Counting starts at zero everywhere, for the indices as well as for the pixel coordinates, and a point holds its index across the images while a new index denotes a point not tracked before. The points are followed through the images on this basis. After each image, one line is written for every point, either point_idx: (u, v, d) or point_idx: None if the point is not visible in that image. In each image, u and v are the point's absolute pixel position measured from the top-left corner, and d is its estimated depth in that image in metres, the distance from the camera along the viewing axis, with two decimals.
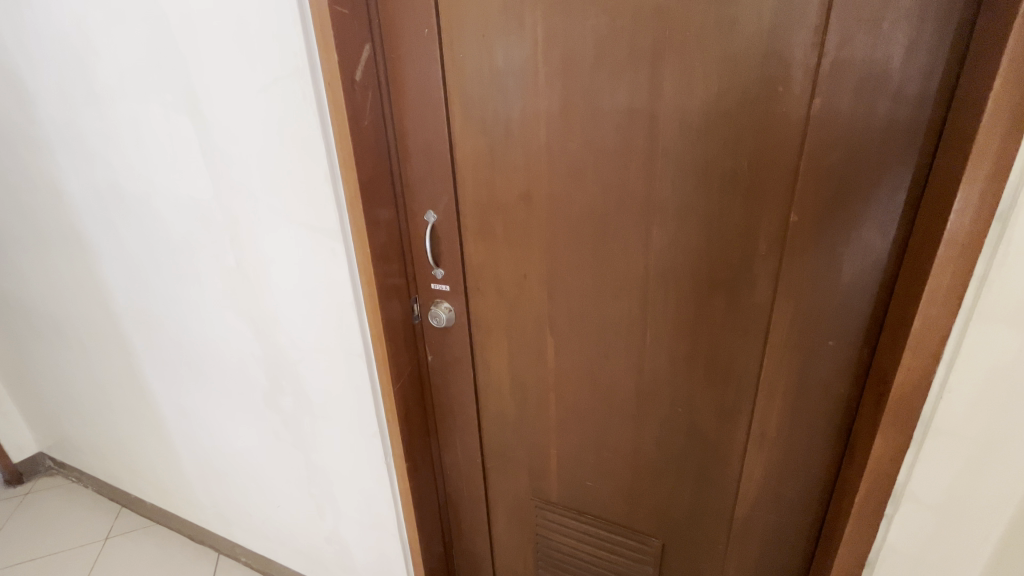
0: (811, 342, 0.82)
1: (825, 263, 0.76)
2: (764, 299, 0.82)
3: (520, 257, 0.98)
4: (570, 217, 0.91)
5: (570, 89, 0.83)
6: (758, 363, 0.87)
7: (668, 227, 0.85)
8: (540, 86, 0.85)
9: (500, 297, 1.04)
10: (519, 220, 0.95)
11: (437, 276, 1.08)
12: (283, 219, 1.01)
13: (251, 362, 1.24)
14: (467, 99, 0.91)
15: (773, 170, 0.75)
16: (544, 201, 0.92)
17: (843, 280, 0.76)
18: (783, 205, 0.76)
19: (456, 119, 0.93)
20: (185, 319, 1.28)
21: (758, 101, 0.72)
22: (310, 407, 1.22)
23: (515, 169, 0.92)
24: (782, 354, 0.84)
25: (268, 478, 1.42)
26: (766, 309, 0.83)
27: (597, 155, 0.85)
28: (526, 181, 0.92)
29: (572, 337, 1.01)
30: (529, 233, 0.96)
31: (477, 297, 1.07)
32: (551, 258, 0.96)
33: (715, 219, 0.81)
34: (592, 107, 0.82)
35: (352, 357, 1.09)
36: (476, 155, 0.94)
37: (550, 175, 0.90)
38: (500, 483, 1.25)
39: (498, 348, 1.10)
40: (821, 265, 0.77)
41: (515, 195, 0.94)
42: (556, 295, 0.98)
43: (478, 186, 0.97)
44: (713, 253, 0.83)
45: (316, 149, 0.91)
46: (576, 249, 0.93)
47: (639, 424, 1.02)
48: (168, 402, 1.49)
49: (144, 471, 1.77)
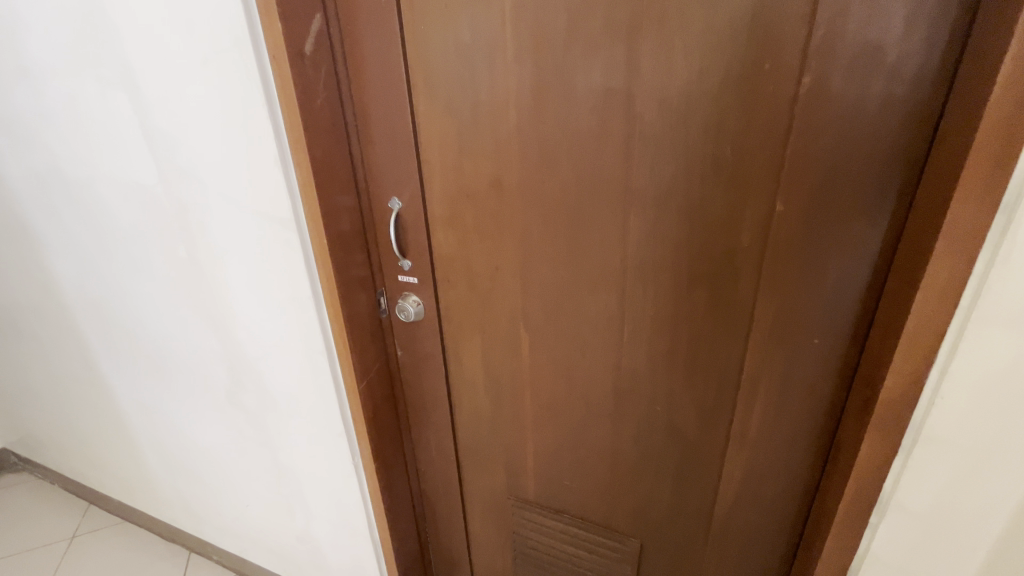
0: (796, 342, 0.77)
1: (812, 258, 0.71)
2: (744, 295, 0.77)
3: (492, 249, 0.92)
4: (543, 206, 0.85)
5: (540, 64, 0.76)
6: (740, 363, 0.82)
7: (646, 218, 0.79)
8: (509, 63, 0.77)
9: (469, 290, 0.98)
10: (491, 211, 0.89)
11: (404, 267, 1.01)
12: (233, 207, 0.93)
13: (210, 357, 1.17)
14: (431, 80, 0.83)
15: (755, 156, 0.69)
16: (515, 189, 0.85)
17: (830, 278, 0.71)
18: (767, 197, 0.70)
19: (421, 99, 0.85)
20: (139, 311, 1.20)
21: (743, 80, 0.66)
22: (274, 404, 1.15)
23: (483, 154, 0.85)
24: (767, 352, 0.79)
25: (236, 478, 1.37)
26: (747, 307, 0.78)
27: (570, 139, 0.78)
28: (495, 166, 0.85)
29: (547, 333, 0.95)
30: (500, 223, 0.89)
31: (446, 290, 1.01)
32: (524, 250, 0.90)
33: (694, 209, 0.75)
34: (566, 85, 0.75)
35: (314, 355, 1.02)
36: (440, 139, 0.87)
37: (521, 162, 0.83)
38: (476, 482, 1.20)
39: (470, 344, 1.04)
40: (810, 260, 0.71)
41: (484, 181, 0.87)
42: (530, 288, 0.92)
43: (445, 172, 0.90)
44: (692, 246, 0.77)
45: (263, 130, 0.83)
46: (549, 241, 0.87)
47: (616, 424, 0.98)
48: (128, 398, 1.42)
49: (109, 468, 1.69)
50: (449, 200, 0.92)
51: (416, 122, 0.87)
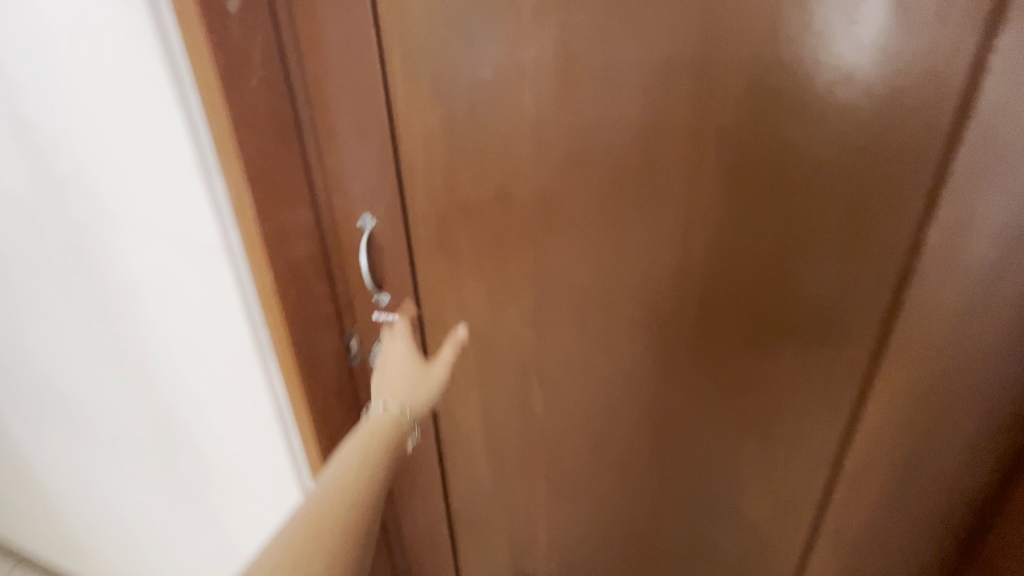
0: (877, 408, 0.58)
1: (906, 304, 0.52)
2: (806, 347, 0.58)
3: (498, 282, 0.70)
4: (569, 229, 0.62)
5: (571, 24, 0.53)
6: (799, 431, 0.62)
7: (682, 237, 0.58)
8: (526, 23, 0.54)
9: (466, 330, 0.75)
10: (496, 227, 0.66)
11: (381, 303, 0.77)
12: (143, 229, 0.69)
13: (130, 415, 0.91)
14: (414, 49, 0.59)
15: (836, 165, 0.49)
16: (530, 204, 0.63)
17: (932, 328, 0.52)
18: (849, 219, 0.51)
19: (400, 76, 0.61)
20: (33, 359, 0.94)
21: (887, 53, 0.45)
22: (216, 473, 0.91)
23: (486, 156, 0.62)
24: (836, 420, 0.60)
25: (177, 552, 1.12)
26: (811, 363, 0.58)
27: (610, 132, 0.56)
28: (503, 173, 0.62)
29: (571, 389, 0.73)
30: (509, 249, 0.67)
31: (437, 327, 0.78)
32: (541, 280, 0.67)
33: (742, 230, 0.55)
34: (609, 54, 0.52)
35: (263, 418, 0.79)
36: (426, 132, 0.63)
37: (540, 168, 0.61)
38: (474, 559, 0.98)
39: (468, 399, 0.81)
40: (907, 306, 0.52)
41: (487, 192, 0.64)
42: (548, 333, 0.70)
43: (433, 181, 0.66)
44: (736, 283, 0.58)
45: (176, 125, 0.60)
46: (577, 275, 0.65)
47: (658, 501, 0.76)
48: (35, 457, 1.14)
49: (25, 534, 1.41)
50: (441, 214, 0.68)
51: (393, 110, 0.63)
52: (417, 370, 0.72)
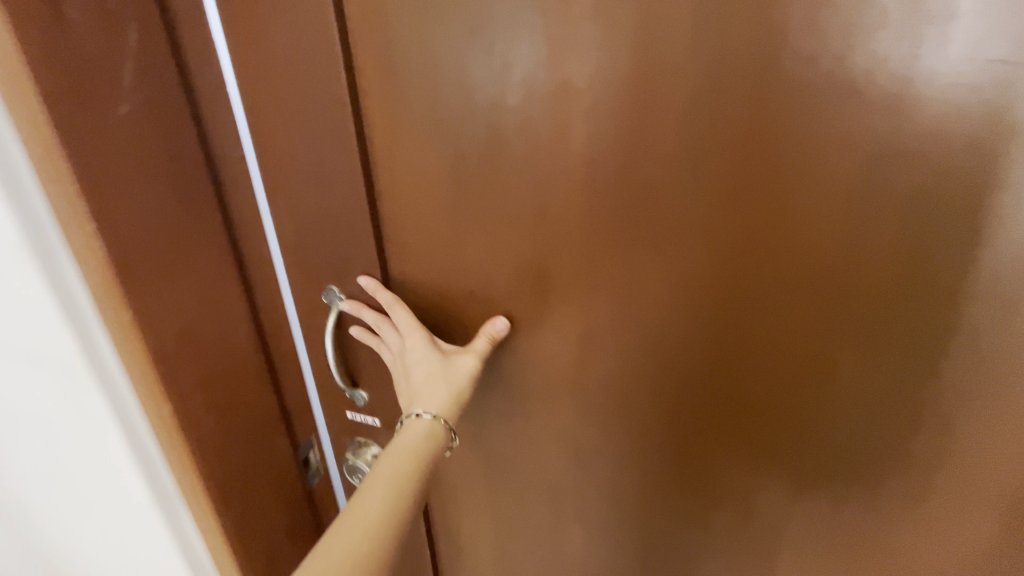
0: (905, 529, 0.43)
1: (900, 384, 0.37)
2: (755, 423, 0.43)
3: (524, 388, 0.49)
4: (638, 329, 0.42)
5: (647, 43, 0.33)
6: (798, 550, 0.47)
7: (741, 332, 0.40)
8: (574, 42, 0.35)
9: (472, 455, 0.55)
10: (519, 329, 0.46)
11: (358, 404, 0.54)
12: None
13: None
14: (398, 75, 0.38)
15: (829, 178, 0.33)
16: (580, 290, 0.42)
17: (931, 418, 0.38)
18: (888, 290, 0.35)
19: (376, 114, 0.40)
20: None
21: None
22: None
23: (513, 218, 0.41)
24: (787, 517, 0.46)
25: None
26: (766, 444, 0.43)
27: (667, 195, 0.37)
28: (540, 245, 0.41)
29: (623, 528, 0.53)
30: (545, 350, 0.46)
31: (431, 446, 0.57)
32: (583, 402, 0.47)
33: (926, 358, 0.36)
34: (703, 92, 0.34)
35: None
36: (413, 196, 0.42)
37: (598, 240, 0.40)
38: None
39: (475, 528, 0.60)
40: (895, 384, 0.37)
41: (513, 270, 0.43)
42: (595, 459, 0.50)
43: (432, 249, 0.44)
44: (730, 365, 0.41)
45: None
46: (645, 390, 0.45)
47: None
48: None
49: None
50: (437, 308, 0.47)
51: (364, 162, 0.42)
52: (440, 359, 0.44)
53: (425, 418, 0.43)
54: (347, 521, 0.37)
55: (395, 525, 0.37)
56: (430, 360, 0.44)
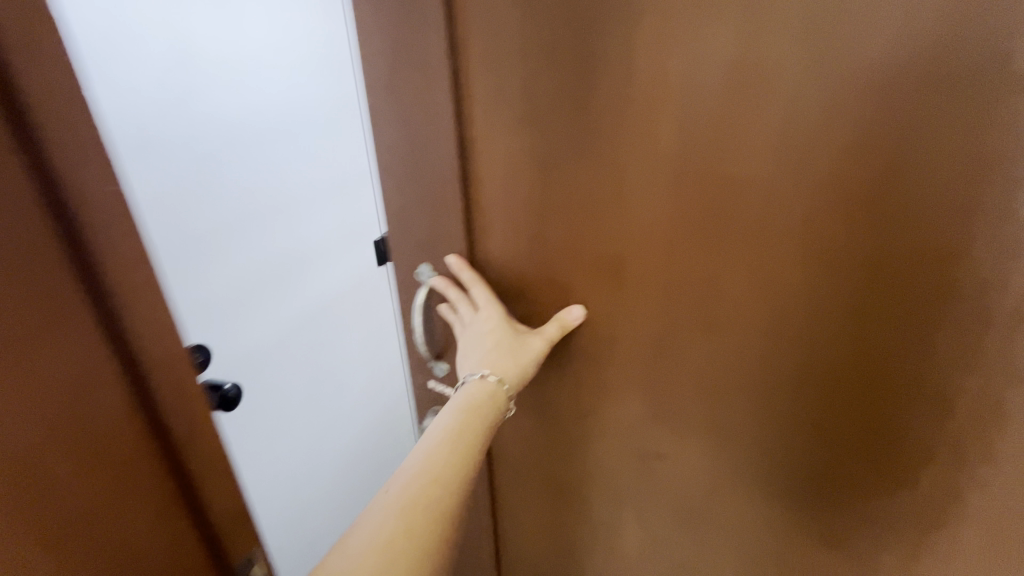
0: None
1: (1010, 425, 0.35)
2: (719, 404, 0.45)
3: (597, 372, 0.50)
4: (711, 333, 0.43)
5: (753, 19, 0.32)
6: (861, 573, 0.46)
7: (827, 350, 0.39)
8: (676, 26, 0.34)
9: (541, 428, 0.57)
10: (592, 316, 0.47)
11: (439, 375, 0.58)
12: None
13: None
14: (498, 78, 0.41)
15: (949, 197, 0.31)
16: (655, 288, 0.43)
17: (902, 443, 0.39)
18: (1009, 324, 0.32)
19: (478, 115, 0.43)
20: None
21: None
22: None
23: (595, 207, 0.42)
24: (778, 508, 0.47)
25: None
26: (800, 449, 0.44)
27: (759, 198, 0.36)
28: (619, 240, 0.43)
29: (677, 522, 0.54)
30: (617, 342, 0.47)
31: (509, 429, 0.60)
32: (651, 396, 0.48)
33: None
34: (810, 83, 0.32)
35: None
36: (509, 192, 0.45)
37: (680, 240, 0.40)
38: None
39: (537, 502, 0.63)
40: (876, 397, 0.39)
41: (594, 261, 0.45)
42: (660, 452, 0.51)
43: (516, 234, 0.47)
44: (809, 380, 0.40)
45: None
46: (715, 391, 0.45)
47: None
48: None
49: None
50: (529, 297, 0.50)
51: (466, 162, 0.45)
52: (509, 337, 0.47)
53: (490, 381, 0.45)
54: (425, 441, 0.41)
55: (454, 505, 0.38)
56: (502, 334, 0.47)
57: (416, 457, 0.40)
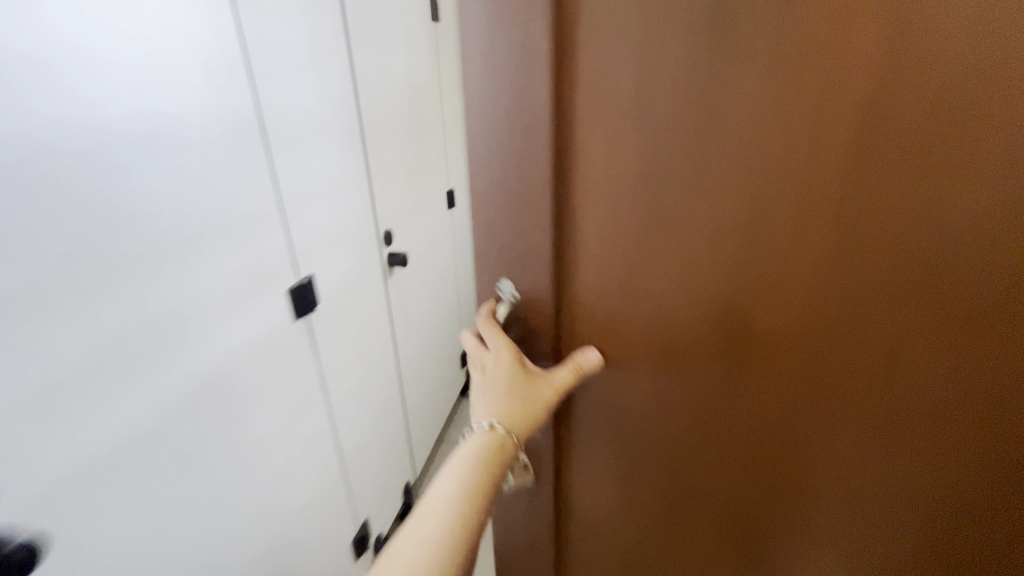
0: None
1: None
2: (797, 376, 0.47)
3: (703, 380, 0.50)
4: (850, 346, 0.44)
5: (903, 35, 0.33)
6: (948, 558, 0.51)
7: (951, 364, 0.42)
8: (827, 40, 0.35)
9: (625, 438, 0.57)
10: (713, 325, 0.47)
11: None
12: None
13: None
14: (604, 81, 0.41)
15: None
16: (798, 301, 0.44)
17: (1002, 443, 0.44)
18: None
19: (585, 118, 0.43)
20: None
21: None
22: None
23: (739, 218, 0.42)
24: (884, 508, 0.50)
25: None
26: (907, 457, 0.47)
27: (913, 220, 0.38)
28: (762, 249, 0.43)
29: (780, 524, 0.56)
30: (739, 352, 0.48)
31: (582, 428, 0.59)
32: (773, 408, 0.49)
33: None
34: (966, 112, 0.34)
35: None
36: (620, 201, 0.45)
37: (832, 253, 0.41)
38: None
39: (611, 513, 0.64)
40: (971, 355, 0.41)
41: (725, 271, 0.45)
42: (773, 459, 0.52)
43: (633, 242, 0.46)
44: (922, 392, 0.44)
45: None
46: (839, 401, 0.47)
47: None
48: None
49: None
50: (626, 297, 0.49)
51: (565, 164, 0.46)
52: (517, 383, 0.52)
53: (495, 431, 0.51)
54: (431, 494, 0.48)
55: (465, 538, 0.46)
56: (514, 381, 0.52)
57: (444, 482, 0.48)
